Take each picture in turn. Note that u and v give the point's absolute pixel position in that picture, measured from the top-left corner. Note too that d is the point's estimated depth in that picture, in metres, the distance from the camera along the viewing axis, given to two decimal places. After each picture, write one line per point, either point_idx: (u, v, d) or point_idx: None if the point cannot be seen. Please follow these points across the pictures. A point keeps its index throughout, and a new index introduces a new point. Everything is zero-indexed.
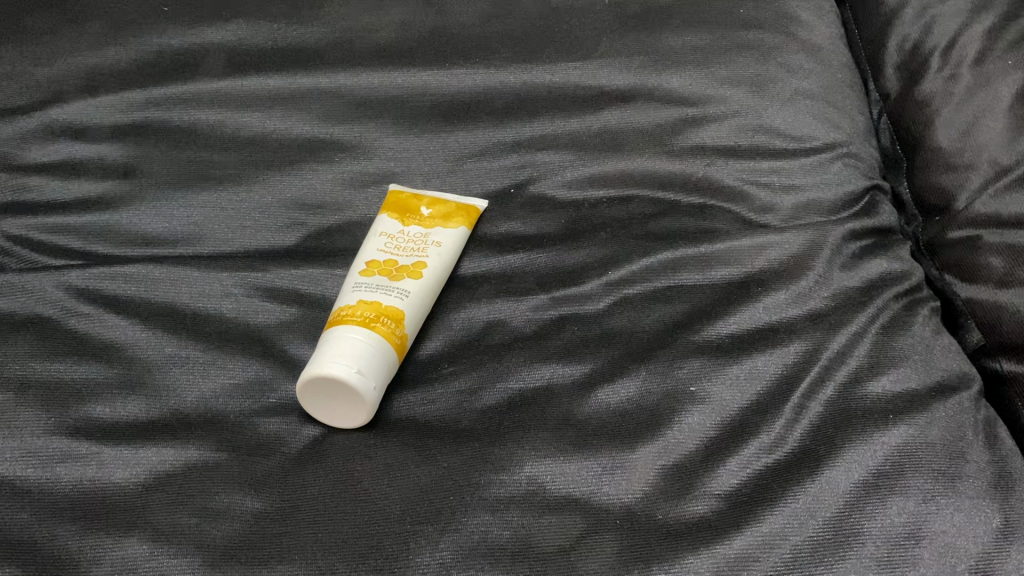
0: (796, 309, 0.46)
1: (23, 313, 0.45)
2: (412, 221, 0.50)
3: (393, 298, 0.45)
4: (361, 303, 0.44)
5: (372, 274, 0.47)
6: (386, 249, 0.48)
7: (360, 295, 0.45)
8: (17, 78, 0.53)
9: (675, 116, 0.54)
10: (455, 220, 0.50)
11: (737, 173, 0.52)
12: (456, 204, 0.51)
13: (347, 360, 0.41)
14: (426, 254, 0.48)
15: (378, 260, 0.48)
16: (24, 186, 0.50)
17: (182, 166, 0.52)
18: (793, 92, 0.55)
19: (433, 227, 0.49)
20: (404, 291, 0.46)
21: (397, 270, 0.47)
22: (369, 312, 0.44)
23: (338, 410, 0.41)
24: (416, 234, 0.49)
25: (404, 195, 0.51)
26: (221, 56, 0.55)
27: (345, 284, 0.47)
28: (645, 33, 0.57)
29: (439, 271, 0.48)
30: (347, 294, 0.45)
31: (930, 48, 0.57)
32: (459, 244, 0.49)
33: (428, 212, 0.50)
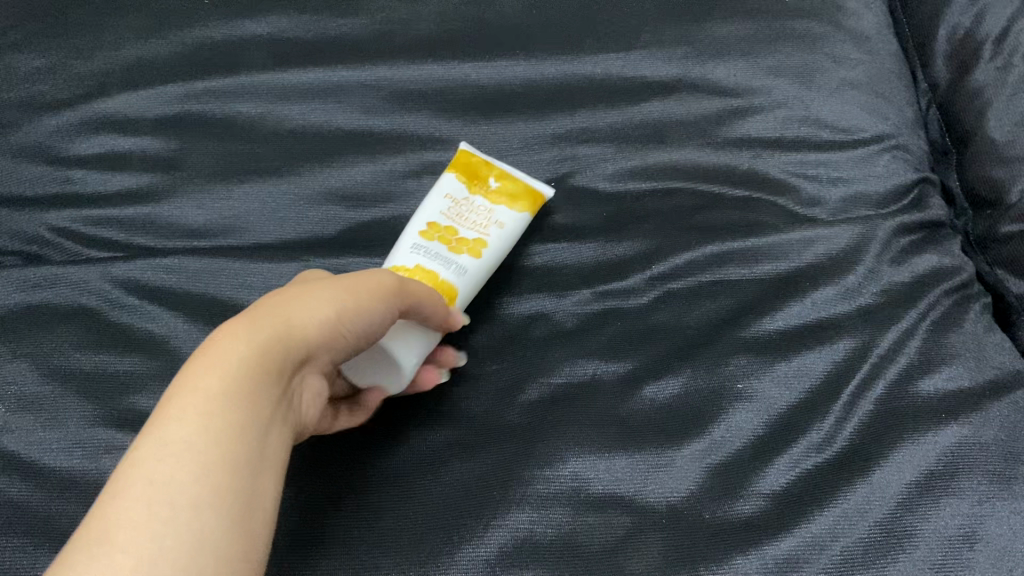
0: (844, 305, 0.45)
1: (68, 305, 0.45)
2: (479, 191, 0.48)
3: (450, 274, 0.45)
4: (418, 272, 0.45)
5: (431, 239, 0.46)
6: (449, 215, 0.47)
7: (417, 262, 0.45)
8: (60, 72, 0.54)
9: (719, 108, 0.53)
10: (521, 203, 0.48)
11: (784, 166, 0.51)
12: (524, 184, 0.48)
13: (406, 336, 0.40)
14: (487, 233, 0.47)
15: (439, 224, 0.47)
16: (67, 178, 0.51)
17: (221, 156, 0.52)
18: (840, 83, 0.53)
19: (499, 205, 0.48)
20: (462, 267, 0.45)
21: (456, 241, 0.46)
22: (425, 284, 0.44)
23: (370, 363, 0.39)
24: (481, 208, 0.48)
25: (471, 158, 0.49)
26: (262, 48, 0.55)
27: (405, 241, 0.46)
28: (689, 22, 0.56)
29: (497, 252, 0.47)
30: (405, 257, 0.45)
31: (982, 37, 0.56)
32: (521, 227, 0.48)
33: (494, 185, 0.48)
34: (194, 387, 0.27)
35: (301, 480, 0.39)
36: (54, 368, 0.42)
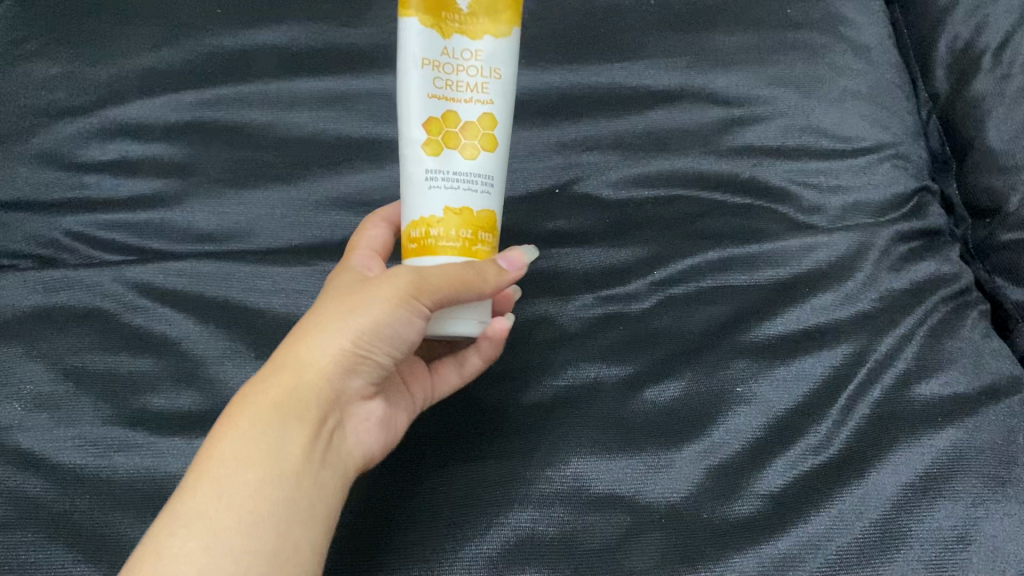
0: (842, 311, 0.46)
1: (83, 307, 0.46)
2: (452, 29, 0.37)
3: (481, 198, 0.39)
4: (453, 217, 0.38)
5: (436, 138, 0.38)
6: (439, 87, 0.38)
7: (440, 196, 0.38)
8: (71, 78, 0.54)
9: (720, 117, 0.54)
10: (502, 11, 0.38)
11: (786, 174, 0.52)
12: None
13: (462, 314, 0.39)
14: (487, 85, 0.38)
15: (433, 116, 0.38)
16: (82, 184, 0.52)
17: (231, 162, 0.53)
18: (841, 93, 0.54)
19: (482, 40, 0.38)
20: (490, 181, 0.39)
21: (464, 131, 0.39)
22: (467, 232, 0.38)
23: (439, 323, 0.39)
24: (464, 54, 0.38)
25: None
26: (271, 56, 0.56)
27: (414, 168, 0.39)
28: (692, 32, 0.56)
29: (507, 105, 0.39)
30: (426, 195, 0.39)
31: (982, 48, 0.57)
32: (514, 44, 0.39)
33: (463, 5, 0.37)
34: (220, 445, 0.33)
35: None
36: (70, 370, 0.44)
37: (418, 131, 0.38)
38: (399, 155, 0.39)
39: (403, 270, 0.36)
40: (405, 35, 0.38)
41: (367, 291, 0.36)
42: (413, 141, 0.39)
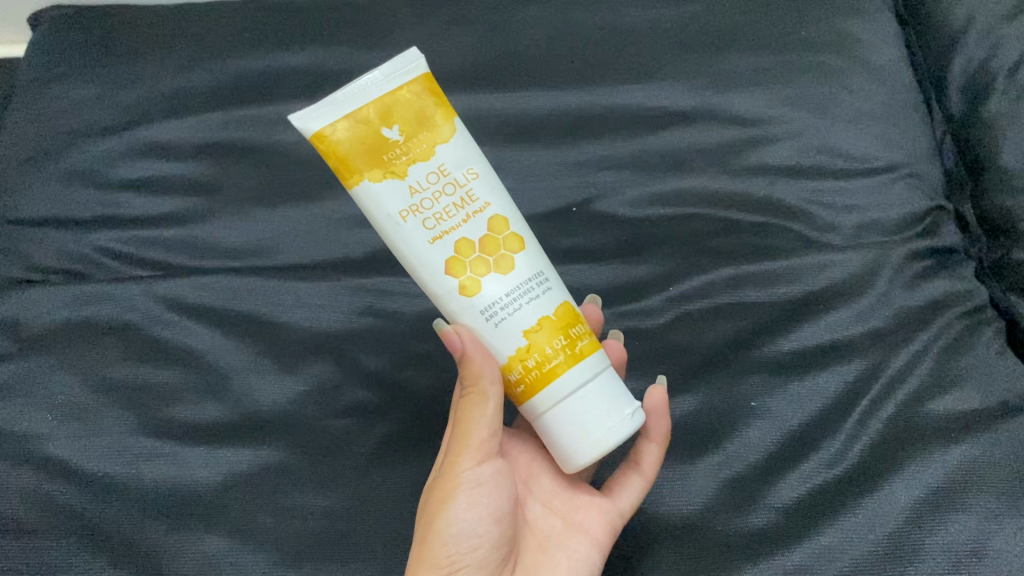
0: (857, 328, 0.47)
1: (113, 320, 0.48)
2: (404, 163, 0.36)
3: (546, 297, 0.39)
4: (539, 335, 0.38)
5: (465, 273, 0.37)
6: (433, 227, 0.37)
7: (516, 322, 0.38)
8: (108, 100, 0.57)
9: (737, 136, 0.54)
10: (433, 115, 0.37)
11: (801, 193, 0.52)
12: (410, 92, 0.36)
13: (598, 426, 0.38)
14: (470, 191, 0.37)
15: (450, 253, 0.37)
16: (111, 202, 0.53)
17: (257, 181, 0.54)
18: (855, 113, 0.55)
19: (435, 151, 0.37)
20: (540, 278, 0.39)
21: (487, 247, 0.38)
22: (561, 340, 0.38)
23: (580, 427, 0.38)
24: (431, 177, 0.37)
25: (346, 143, 0.35)
26: (296, 78, 0.57)
27: (469, 320, 0.38)
28: (708, 55, 0.57)
29: (498, 192, 0.39)
30: (497, 336, 0.38)
31: (996, 69, 0.57)
32: (463, 138, 0.38)
33: (398, 135, 0.36)
34: None
35: (348, 479, 0.44)
36: (99, 381, 0.46)
37: (448, 280, 0.37)
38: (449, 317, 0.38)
39: (453, 462, 0.39)
40: (373, 203, 0.36)
41: (428, 506, 0.39)
42: (449, 292, 0.38)
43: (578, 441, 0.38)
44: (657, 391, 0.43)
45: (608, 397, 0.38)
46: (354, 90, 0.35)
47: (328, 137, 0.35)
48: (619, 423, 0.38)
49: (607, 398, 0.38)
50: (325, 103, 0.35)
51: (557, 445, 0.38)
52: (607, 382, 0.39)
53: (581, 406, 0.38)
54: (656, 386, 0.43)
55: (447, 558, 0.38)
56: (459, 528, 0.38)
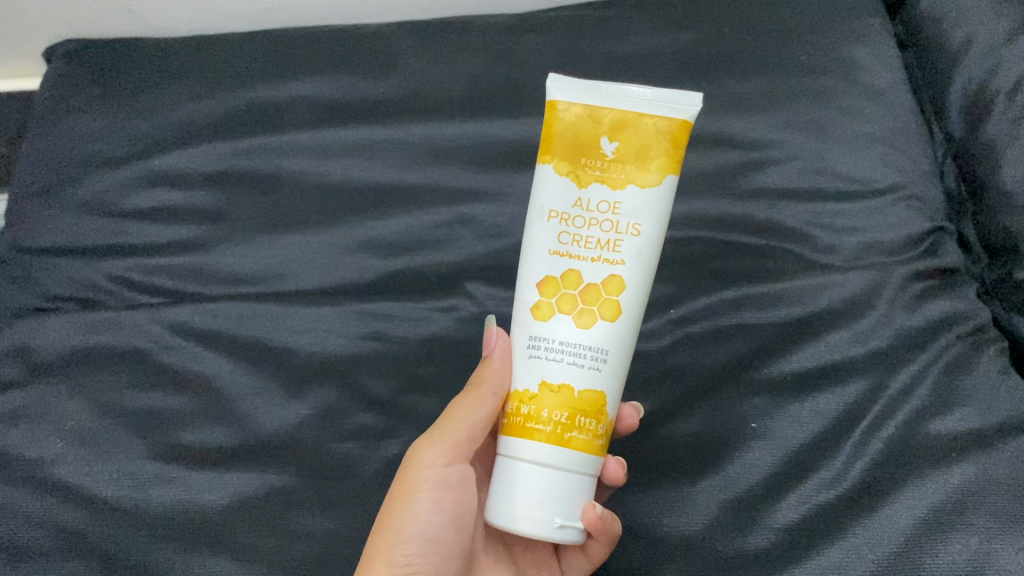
0: (857, 349, 0.47)
1: (121, 346, 0.49)
2: (590, 178, 0.39)
3: (591, 375, 0.39)
4: (552, 396, 0.39)
5: (552, 297, 0.40)
6: (562, 242, 0.40)
7: (549, 371, 0.39)
8: (120, 131, 0.58)
9: (736, 160, 0.55)
10: (653, 159, 0.39)
11: (801, 216, 0.53)
12: (652, 124, 0.39)
13: (528, 501, 0.38)
14: (618, 241, 0.39)
15: (554, 271, 0.40)
16: (122, 230, 0.54)
17: (265, 208, 0.55)
18: (854, 135, 0.55)
19: (623, 187, 0.39)
20: (602, 355, 0.40)
21: (585, 294, 0.40)
22: (562, 415, 0.39)
23: (513, 489, 0.38)
24: (602, 205, 0.39)
25: (566, 123, 0.39)
26: (304, 108, 0.58)
27: (523, 339, 0.41)
28: (708, 80, 0.58)
29: (642, 263, 0.40)
30: (527, 368, 0.40)
31: (996, 89, 0.57)
32: (661, 198, 0.39)
33: (612, 151, 0.39)
34: None
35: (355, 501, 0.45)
36: (111, 405, 0.47)
37: (534, 290, 0.41)
38: (515, 320, 0.41)
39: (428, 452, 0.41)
40: (546, 185, 0.40)
41: (391, 495, 0.41)
42: (531, 300, 0.41)
43: (502, 500, 0.38)
44: (592, 510, 0.40)
45: (547, 494, 0.38)
46: (613, 90, 0.39)
47: (559, 109, 0.40)
48: (535, 519, 0.38)
49: (552, 493, 0.38)
50: (583, 84, 0.39)
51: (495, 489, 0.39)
52: (562, 482, 0.38)
53: (524, 478, 0.38)
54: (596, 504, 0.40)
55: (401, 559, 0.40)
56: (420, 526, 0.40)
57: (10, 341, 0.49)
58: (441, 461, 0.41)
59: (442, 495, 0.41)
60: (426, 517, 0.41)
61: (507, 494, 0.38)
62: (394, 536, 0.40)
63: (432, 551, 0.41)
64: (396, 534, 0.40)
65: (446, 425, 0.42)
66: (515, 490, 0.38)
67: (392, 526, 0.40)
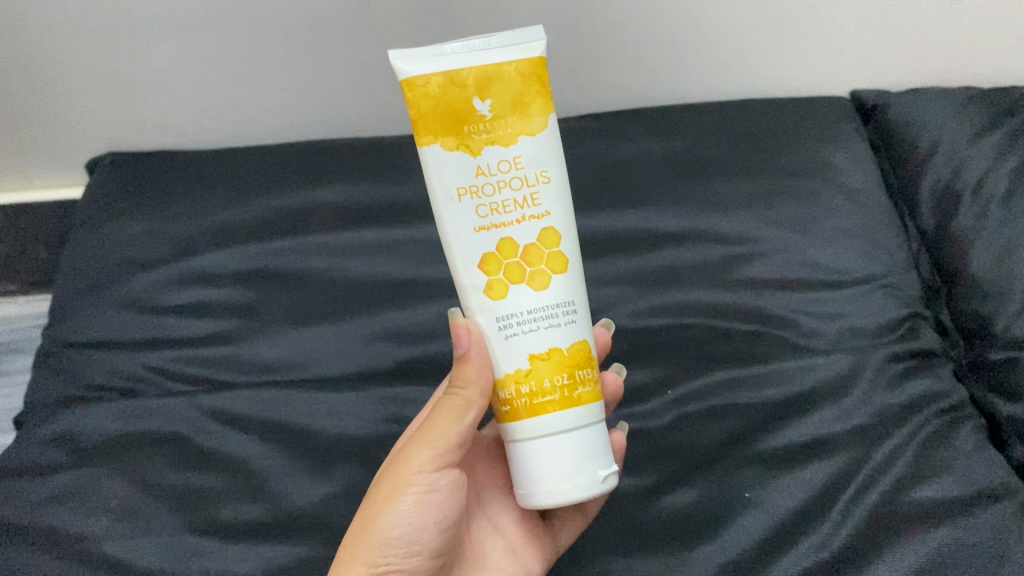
0: (841, 425, 0.51)
1: (161, 430, 0.53)
2: (480, 142, 0.38)
3: (565, 330, 0.40)
4: (544, 363, 0.39)
5: (498, 273, 0.39)
6: (486, 215, 0.39)
7: (524, 344, 0.39)
8: (159, 234, 0.64)
9: (726, 253, 0.60)
10: (530, 103, 0.39)
11: (786, 304, 0.57)
12: (512, 71, 0.38)
13: (565, 472, 0.39)
14: (536, 194, 0.39)
15: (490, 246, 0.39)
16: (160, 325, 0.59)
17: (292, 302, 0.59)
18: (833, 231, 0.60)
19: (515, 141, 0.39)
20: (568, 307, 0.40)
21: (529, 257, 0.39)
22: (563, 378, 0.39)
23: (545, 465, 0.39)
24: (503, 165, 0.38)
25: (431, 99, 0.38)
26: (328, 212, 0.64)
27: (485, 324, 0.40)
28: (697, 182, 0.64)
29: (562, 204, 0.40)
30: (505, 348, 0.40)
31: (961, 188, 0.63)
32: (549, 137, 0.40)
33: (488, 109, 0.38)
34: None
35: None
36: (152, 486, 0.51)
37: (477, 273, 0.39)
38: (468, 308, 0.40)
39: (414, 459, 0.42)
40: (438, 168, 0.38)
41: (377, 496, 0.43)
42: (477, 285, 0.40)
43: (535, 481, 0.39)
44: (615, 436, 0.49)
45: (580, 457, 0.39)
46: (462, 49, 0.37)
47: (418, 86, 0.37)
48: (580, 483, 0.39)
49: (584, 454, 0.39)
50: (430, 55, 0.37)
51: (519, 474, 0.40)
52: (588, 441, 0.39)
53: (553, 452, 0.39)
54: (614, 430, 0.49)
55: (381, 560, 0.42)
56: (402, 529, 0.42)
57: (57, 429, 0.53)
58: (428, 467, 0.42)
59: (426, 499, 0.43)
60: (408, 521, 0.42)
61: (540, 470, 0.39)
62: (375, 539, 0.42)
63: (414, 551, 0.43)
64: (376, 538, 0.42)
65: (432, 427, 0.42)
66: (546, 465, 0.39)
67: (373, 529, 0.42)
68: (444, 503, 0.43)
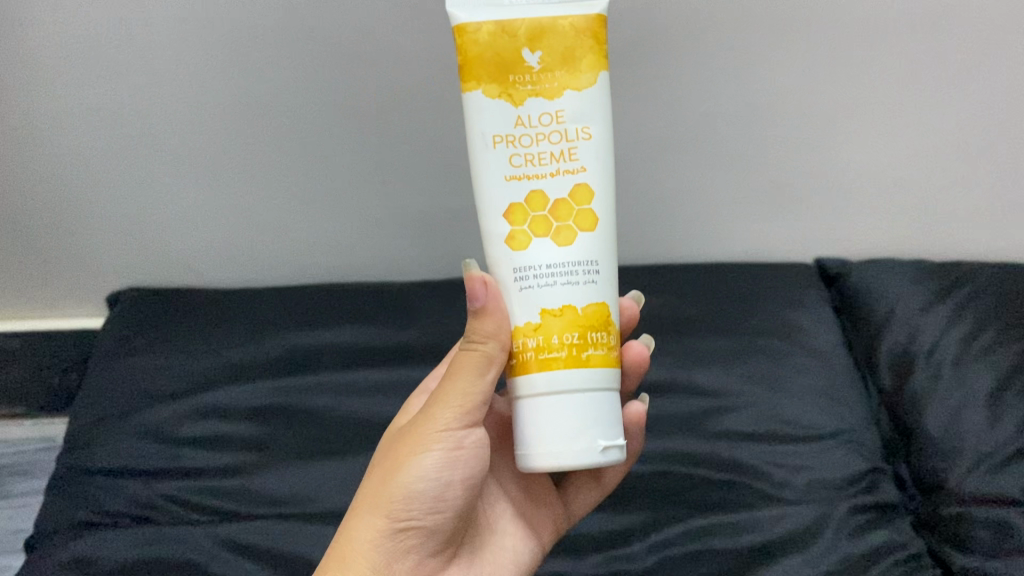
0: (808, 570, 0.56)
1: (179, 557, 0.56)
2: (524, 95, 0.39)
3: (585, 290, 0.40)
4: (556, 320, 0.39)
5: (523, 224, 0.40)
6: (518, 166, 0.39)
7: (541, 299, 0.40)
8: (178, 367, 0.68)
9: (703, 406, 0.66)
10: (580, 59, 0.39)
11: (759, 455, 0.62)
12: (569, 25, 0.39)
13: (565, 435, 0.38)
14: (574, 149, 0.40)
15: (517, 198, 0.40)
16: (176, 455, 0.63)
17: (301, 438, 0.64)
18: (799, 388, 0.66)
19: (562, 95, 0.39)
20: (592, 266, 0.40)
21: (557, 211, 0.40)
22: (573, 336, 0.39)
23: (546, 425, 0.38)
24: (546, 119, 0.39)
25: (479, 45, 0.38)
26: (337, 354, 0.69)
27: (504, 275, 0.40)
28: (676, 340, 0.70)
29: (602, 164, 0.40)
30: (519, 301, 0.40)
31: (916, 352, 0.69)
32: (598, 94, 0.40)
33: (536, 62, 0.39)
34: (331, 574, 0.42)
35: None
36: None
37: (502, 222, 0.40)
38: (490, 258, 0.41)
39: (439, 416, 0.43)
40: (479, 114, 0.39)
41: (403, 450, 0.44)
42: (500, 234, 0.40)
43: (532, 442, 0.39)
44: (634, 410, 0.53)
45: (584, 421, 0.38)
46: (521, 2, 0.38)
47: (468, 32, 0.38)
48: (577, 450, 0.38)
49: (587, 418, 0.38)
50: (486, 2, 0.38)
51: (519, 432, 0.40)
52: (595, 406, 0.39)
53: (555, 411, 0.38)
54: (635, 403, 0.53)
55: (407, 511, 0.43)
56: (427, 483, 0.43)
57: (73, 553, 0.57)
58: (455, 424, 0.43)
59: (454, 456, 0.43)
60: (432, 475, 0.43)
61: (538, 428, 0.39)
62: (397, 492, 0.43)
63: (436, 506, 0.44)
64: (399, 492, 0.43)
65: (458, 387, 0.42)
66: (546, 425, 0.38)
67: (397, 483, 0.43)
68: (471, 462, 0.44)
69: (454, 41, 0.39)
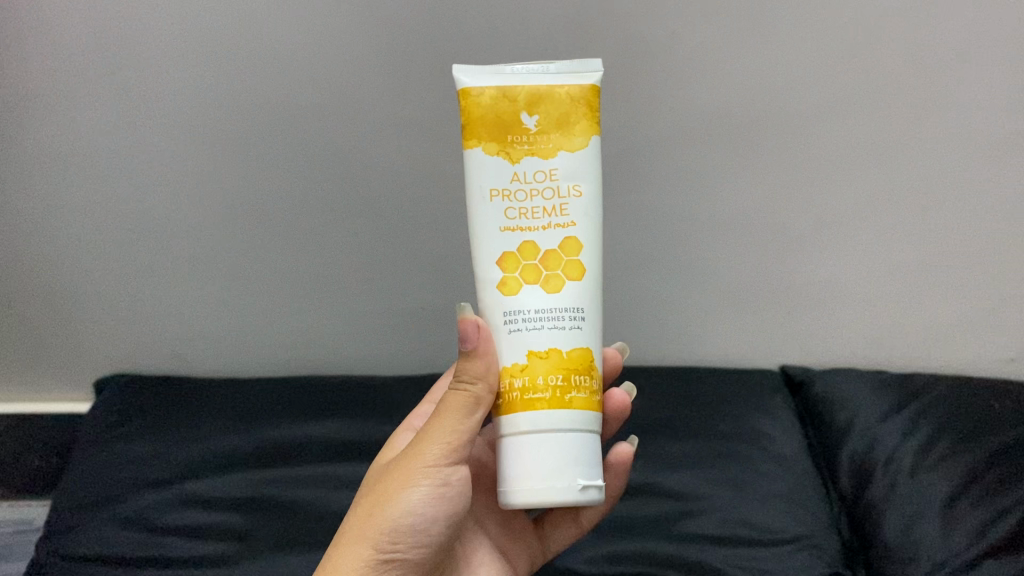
0: None
1: None
2: (520, 152, 0.43)
3: (570, 336, 0.44)
4: (541, 361, 0.43)
5: (514, 271, 0.44)
6: (512, 218, 0.43)
7: (529, 341, 0.43)
8: (163, 456, 0.70)
9: (671, 509, 0.68)
10: (575, 123, 0.44)
11: (724, 558, 0.64)
12: (565, 94, 0.43)
13: (548, 472, 0.41)
14: (565, 205, 0.44)
15: (509, 246, 0.44)
16: (155, 544, 0.64)
17: (280, 530, 0.65)
18: (764, 493, 0.69)
19: (554, 156, 0.43)
20: (577, 313, 0.44)
21: (547, 261, 0.44)
22: (557, 379, 0.43)
23: (531, 463, 0.41)
24: (537, 175, 0.43)
25: (482, 107, 0.43)
26: (319, 447, 0.71)
27: (495, 319, 0.44)
28: (647, 442, 0.74)
29: (590, 221, 0.44)
30: (508, 343, 0.43)
31: (875, 460, 0.72)
32: (588, 157, 0.44)
33: (533, 124, 0.43)
34: None
35: None
36: None
37: (495, 268, 0.44)
38: (483, 303, 0.45)
39: (428, 454, 0.45)
40: (476, 167, 0.43)
41: (391, 484, 0.46)
42: (491, 280, 0.44)
43: (518, 478, 0.41)
44: (622, 449, 0.56)
45: (567, 460, 0.41)
46: (522, 71, 0.43)
47: (471, 94, 0.43)
48: (559, 487, 0.41)
49: (569, 458, 0.41)
50: (489, 71, 0.43)
51: (504, 469, 0.42)
52: (576, 447, 0.42)
53: (540, 449, 0.41)
54: (624, 443, 0.56)
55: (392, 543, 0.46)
56: (415, 517, 0.46)
57: None
58: (443, 461, 0.45)
59: (440, 493, 0.46)
60: (418, 510, 0.46)
61: (524, 465, 0.42)
62: (386, 526, 0.45)
63: (420, 540, 0.46)
64: (386, 525, 0.45)
65: (444, 425, 0.45)
66: (530, 464, 0.41)
67: (386, 517, 0.46)
68: (455, 498, 0.47)
69: (458, 102, 0.43)
